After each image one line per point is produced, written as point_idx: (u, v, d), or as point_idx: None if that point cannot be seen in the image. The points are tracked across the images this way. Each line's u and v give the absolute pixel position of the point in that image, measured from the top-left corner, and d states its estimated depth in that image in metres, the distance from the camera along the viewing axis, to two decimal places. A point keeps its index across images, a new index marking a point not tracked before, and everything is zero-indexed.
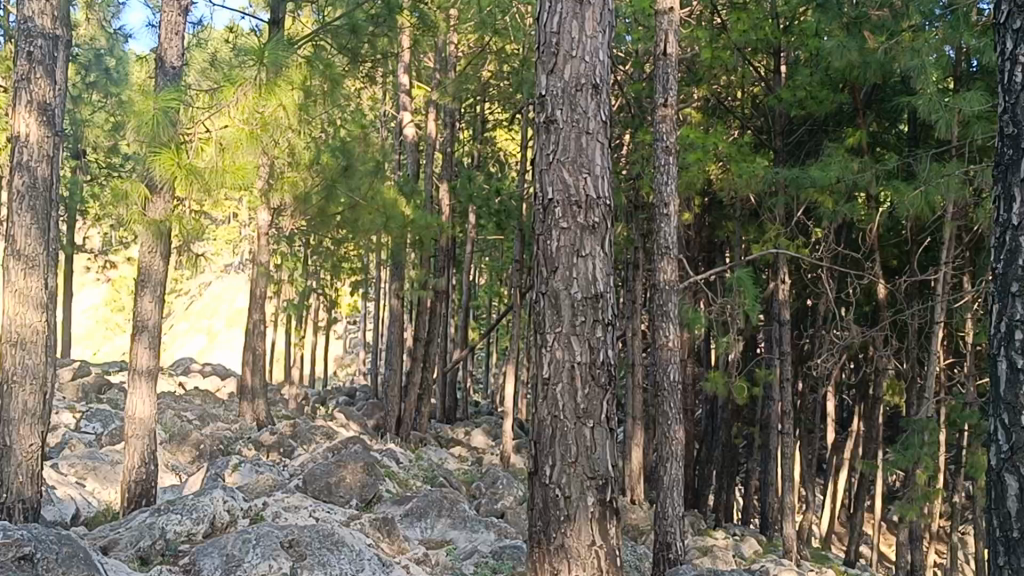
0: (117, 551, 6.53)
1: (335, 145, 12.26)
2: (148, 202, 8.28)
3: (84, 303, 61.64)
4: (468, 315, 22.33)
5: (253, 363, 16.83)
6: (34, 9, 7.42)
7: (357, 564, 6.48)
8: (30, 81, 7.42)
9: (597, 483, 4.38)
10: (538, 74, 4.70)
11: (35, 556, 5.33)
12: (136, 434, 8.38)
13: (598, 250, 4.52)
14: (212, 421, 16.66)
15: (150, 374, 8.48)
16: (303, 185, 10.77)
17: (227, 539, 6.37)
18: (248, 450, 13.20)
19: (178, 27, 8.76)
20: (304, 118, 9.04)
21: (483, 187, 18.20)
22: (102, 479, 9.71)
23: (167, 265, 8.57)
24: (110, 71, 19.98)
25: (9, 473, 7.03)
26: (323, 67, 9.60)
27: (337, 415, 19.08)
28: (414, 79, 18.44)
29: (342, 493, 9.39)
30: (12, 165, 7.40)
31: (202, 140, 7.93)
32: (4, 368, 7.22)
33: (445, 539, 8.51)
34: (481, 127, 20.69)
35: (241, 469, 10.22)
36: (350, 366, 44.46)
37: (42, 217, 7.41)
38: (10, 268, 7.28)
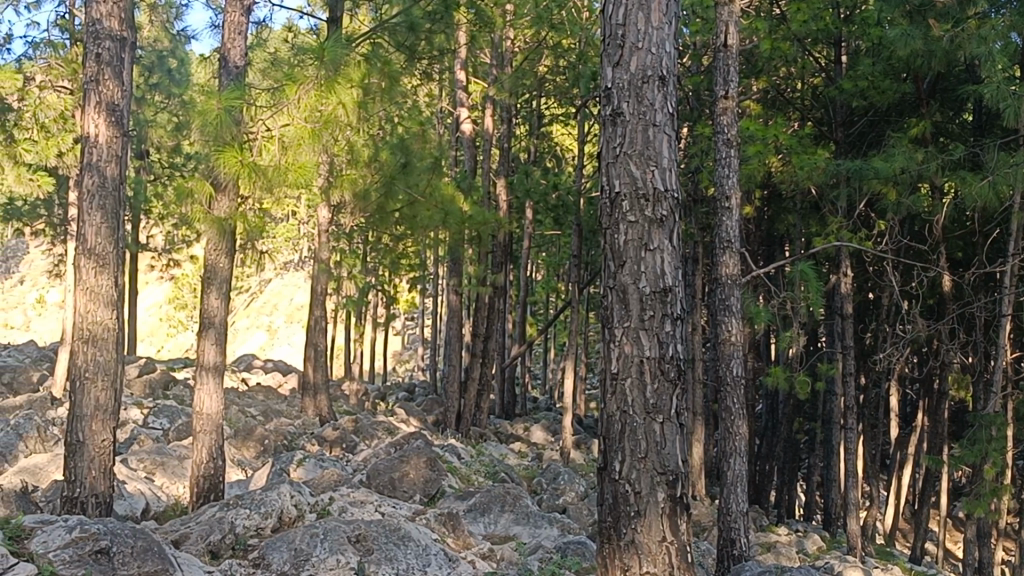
0: (188, 545, 6.63)
1: (393, 141, 12.31)
2: (212, 201, 8.38)
3: (149, 300, 62.69)
4: (526, 310, 22.35)
5: (315, 359, 16.99)
6: (103, 11, 7.54)
7: (423, 560, 6.53)
8: (99, 83, 7.53)
9: (667, 479, 4.34)
10: (604, 68, 4.69)
11: (111, 550, 5.52)
12: (204, 429, 8.46)
13: (667, 244, 4.48)
14: (275, 417, 16.83)
15: (216, 370, 8.56)
16: (363, 181, 10.86)
17: (296, 533, 6.42)
18: (311, 445, 13.35)
19: (241, 26, 8.86)
20: (364, 116, 9.07)
21: (541, 181, 18.19)
22: (171, 474, 9.85)
23: (233, 263, 8.68)
24: (172, 72, 20.26)
25: (82, 468, 7.17)
26: (382, 64, 9.62)
27: (398, 411, 19.21)
28: (471, 76, 18.46)
29: (405, 488, 9.43)
30: (81, 165, 7.54)
31: (265, 138, 8.03)
32: (76, 365, 7.33)
33: (509, 534, 8.50)
34: (538, 123, 20.68)
35: (306, 464, 10.35)
36: (408, 362, 44.80)
37: (112, 216, 7.53)
38: (81, 266, 7.40)
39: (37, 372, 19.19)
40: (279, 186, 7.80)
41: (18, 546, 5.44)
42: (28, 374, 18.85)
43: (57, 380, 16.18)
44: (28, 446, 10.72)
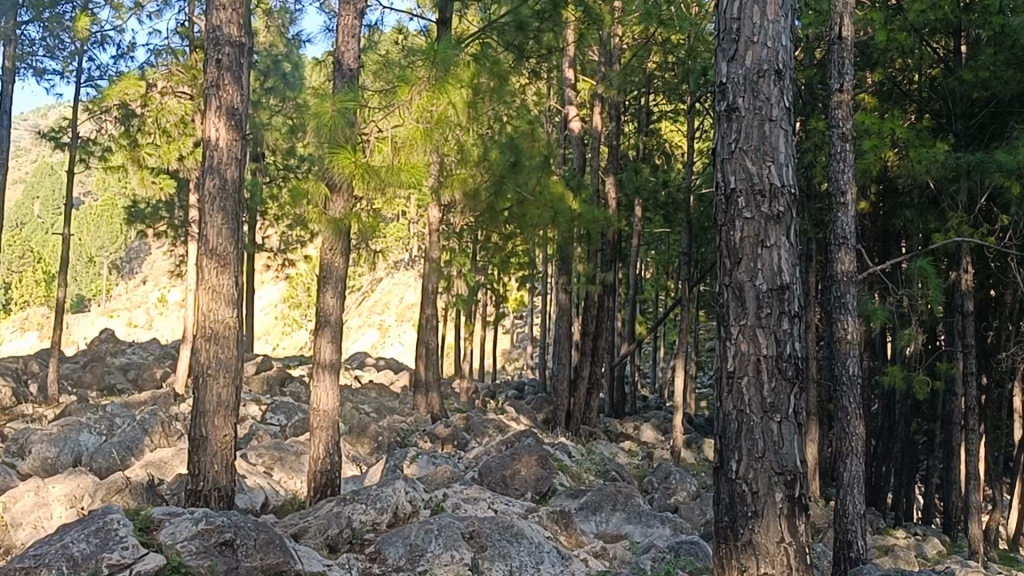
0: (307, 539, 6.77)
1: (503, 141, 12.35)
2: (328, 202, 8.54)
3: (265, 299, 64.19)
4: (634, 308, 22.25)
5: (426, 357, 17.20)
6: (222, 18, 7.72)
7: (536, 557, 6.54)
8: (219, 88, 7.72)
9: (785, 479, 4.27)
10: (718, 63, 4.64)
11: (235, 542, 5.66)
12: (321, 426, 8.62)
13: (784, 241, 4.42)
14: (388, 414, 17.07)
15: (332, 367, 8.72)
16: (474, 181, 10.95)
17: (411, 528, 6.52)
18: (424, 442, 13.51)
19: (355, 29, 9.02)
20: (474, 116, 9.11)
21: (651, 179, 18.07)
22: (289, 469, 10.06)
23: (348, 262, 8.84)
24: (287, 76, 20.69)
25: (206, 462, 7.38)
26: (491, 64, 9.66)
27: (509, 410, 19.32)
28: (580, 74, 18.44)
29: (517, 486, 9.47)
30: (203, 168, 7.76)
31: (377, 139, 8.15)
32: (200, 361, 7.54)
33: (621, 533, 8.46)
34: (646, 120, 20.55)
35: (419, 461, 10.47)
36: (518, 361, 45.05)
37: (232, 217, 7.73)
38: (204, 267, 7.61)
39: (160, 369, 19.85)
40: (392, 186, 7.91)
41: (148, 537, 5.64)
42: (152, 370, 19.51)
43: (178, 377, 16.70)
44: (154, 440, 11.10)
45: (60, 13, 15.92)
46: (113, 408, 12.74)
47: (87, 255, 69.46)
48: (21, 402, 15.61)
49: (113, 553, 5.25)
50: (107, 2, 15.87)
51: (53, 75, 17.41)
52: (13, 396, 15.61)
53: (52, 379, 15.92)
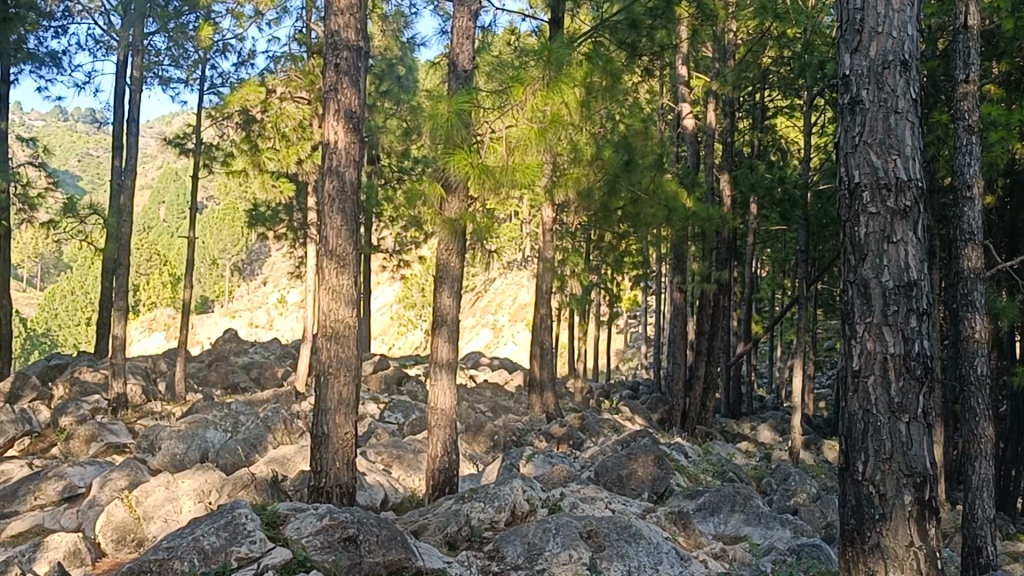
0: (427, 536, 6.88)
1: (616, 139, 12.30)
2: (443, 203, 8.63)
3: (381, 299, 65.16)
4: (750, 307, 21.93)
5: (541, 356, 17.23)
6: (341, 23, 7.85)
7: (655, 557, 6.47)
8: (338, 91, 7.87)
9: (915, 481, 4.15)
10: (842, 56, 4.55)
11: (358, 538, 5.76)
12: (439, 425, 8.71)
13: (911, 236, 4.29)
14: (502, 413, 17.18)
15: (450, 366, 8.81)
16: (586, 181, 10.92)
17: (529, 527, 6.56)
18: (539, 442, 13.54)
19: (469, 31, 9.08)
20: (587, 116, 9.08)
21: (766, 176, 17.78)
22: (407, 467, 10.18)
23: (463, 262, 8.91)
24: (401, 80, 20.96)
25: (327, 459, 7.53)
26: (605, 63, 9.59)
27: (623, 410, 19.24)
28: (693, 71, 18.23)
29: (634, 486, 9.41)
30: (323, 170, 7.89)
31: (493, 139, 8.22)
32: (321, 361, 7.70)
33: (739, 535, 8.31)
34: (761, 117, 20.23)
35: (535, 461, 10.52)
36: (632, 361, 44.92)
37: (351, 219, 7.84)
38: (324, 267, 7.75)
39: (282, 368, 20.32)
40: (508, 186, 7.98)
41: (275, 532, 5.83)
42: (274, 369, 19.99)
43: (299, 376, 17.08)
44: (276, 438, 11.38)
45: (183, 23, 16.37)
46: (237, 405, 13.09)
47: (210, 256, 71.51)
48: (151, 400, 16.15)
49: (241, 548, 5.47)
50: (228, 11, 16.30)
51: (178, 83, 17.95)
52: (143, 394, 16.15)
53: (179, 377, 16.45)
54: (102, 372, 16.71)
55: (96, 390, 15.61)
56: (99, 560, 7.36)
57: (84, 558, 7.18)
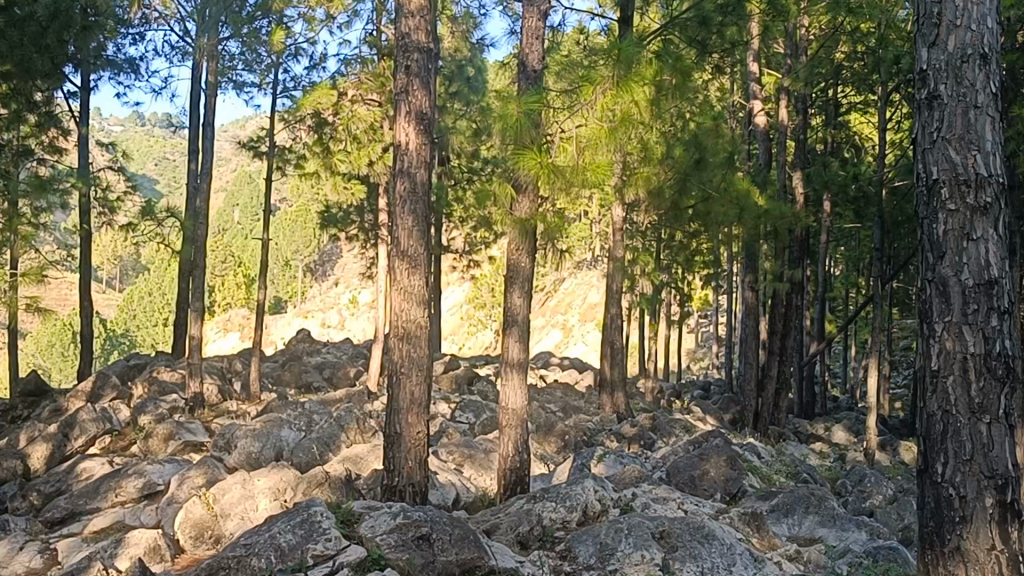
0: (499, 535, 6.90)
1: (688, 138, 12.19)
2: (513, 203, 8.65)
3: (451, 300, 65.46)
4: (824, 306, 21.64)
5: (612, 356, 17.16)
6: (411, 25, 7.87)
7: (728, 559, 6.38)
8: (409, 93, 7.92)
9: (996, 483, 4.06)
10: (918, 50, 4.48)
11: (431, 536, 5.79)
12: (510, 424, 8.72)
13: (992, 233, 4.20)
14: (573, 412, 17.16)
15: (521, 366, 8.80)
16: (656, 180, 10.86)
17: (601, 528, 6.56)
18: (610, 441, 13.50)
19: (539, 31, 9.08)
20: (657, 114, 9.02)
21: (840, 173, 17.51)
22: (479, 466, 10.21)
23: (534, 262, 8.91)
24: (472, 81, 21.01)
25: (400, 458, 7.59)
26: (675, 60, 9.45)
27: (695, 410, 19.11)
28: (765, 68, 18.01)
29: (706, 486, 9.34)
30: (395, 171, 7.96)
31: (564, 139, 8.21)
32: (394, 360, 7.76)
33: (814, 537, 8.19)
34: (834, 113, 19.92)
35: (606, 461, 10.50)
36: (703, 360, 44.64)
37: (423, 219, 7.89)
38: (396, 268, 7.80)
39: (354, 368, 20.51)
40: (577, 185, 7.95)
41: (350, 530, 5.90)
42: (346, 369, 20.18)
43: (371, 376, 17.23)
44: (349, 437, 11.48)
45: (256, 28, 16.59)
46: (311, 404, 13.24)
47: (283, 258, 72.47)
48: (227, 399, 16.41)
49: (317, 545, 5.53)
50: (301, 16, 16.49)
51: (251, 87, 18.21)
52: (219, 393, 16.42)
53: (254, 377, 16.68)
54: (179, 372, 17.00)
55: (174, 390, 15.91)
56: (178, 556, 7.52)
57: (163, 554, 7.30)
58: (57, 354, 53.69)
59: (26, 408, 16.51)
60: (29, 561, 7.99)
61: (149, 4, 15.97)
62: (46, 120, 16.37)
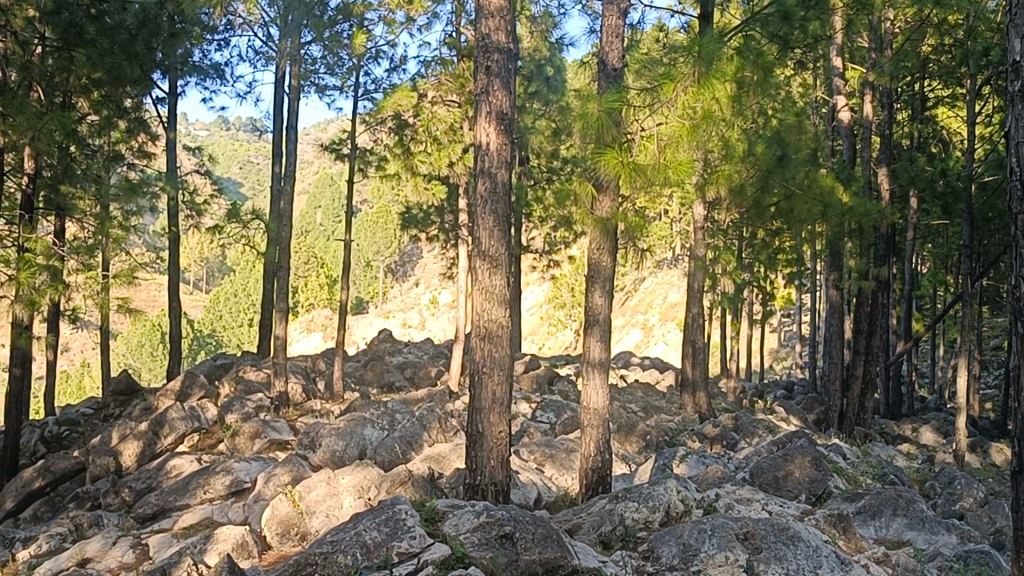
0: (581, 535, 6.90)
1: (770, 136, 12.04)
2: (594, 202, 8.64)
3: (530, 300, 65.53)
4: (911, 305, 21.20)
5: (693, 356, 17.01)
6: (491, 26, 7.92)
7: (815, 561, 6.24)
8: (489, 93, 7.94)
9: None
10: (1011, 41, 4.35)
11: (514, 535, 5.81)
12: (591, 424, 8.69)
13: None
14: (654, 412, 17.07)
15: (602, 365, 8.77)
16: (737, 177, 10.72)
17: (684, 528, 6.52)
18: (693, 442, 13.41)
19: (619, 29, 9.03)
20: (739, 110, 8.91)
21: (926, 169, 17.11)
22: (560, 466, 10.21)
23: (616, 261, 8.87)
24: (551, 80, 21.00)
25: (483, 457, 7.63)
26: (755, 56, 9.29)
27: (778, 410, 18.87)
28: (849, 63, 17.69)
29: (791, 488, 9.22)
30: (476, 171, 7.99)
31: (644, 137, 8.17)
32: (475, 360, 7.79)
33: (902, 540, 8.03)
34: (921, 108, 19.50)
35: (689, 461, 10.45)
36: (786, 360, 44.10)
37: (503, 219, 7.91)
38: (477, 268, 7.83)
39: (436, 368, 20.66)
40: (659, 184, 7.89)
41: (434, 528, 5.95)
42: (427, 369, 20.32)
43: (452, 376, 17.33)
44: (431, 436, 11.53)
45: (338, 32, 16.75)
46: (393, 404, 13.36)
47: (364, 259, 73.24)
48: (311, 398, 16.63)
49: (401, 543, 5.59)
50: (381, 19, 16.66)
51: (333, 90, 18.43)
52: (304, 392, 16.64)
53: (337, 377, 16.87)
54: (265, 371, 17.27)
55: (259, 389, 16.17)
56: (265, 552, 7.67)
57: (251, 551, 7.46)
58: (146, 354, 54.98)
59: (117, 407, 16.92)
60: (122, 556, 8.20)
61: (233, 10, 16.24)
62: (135, 125, 16.76)
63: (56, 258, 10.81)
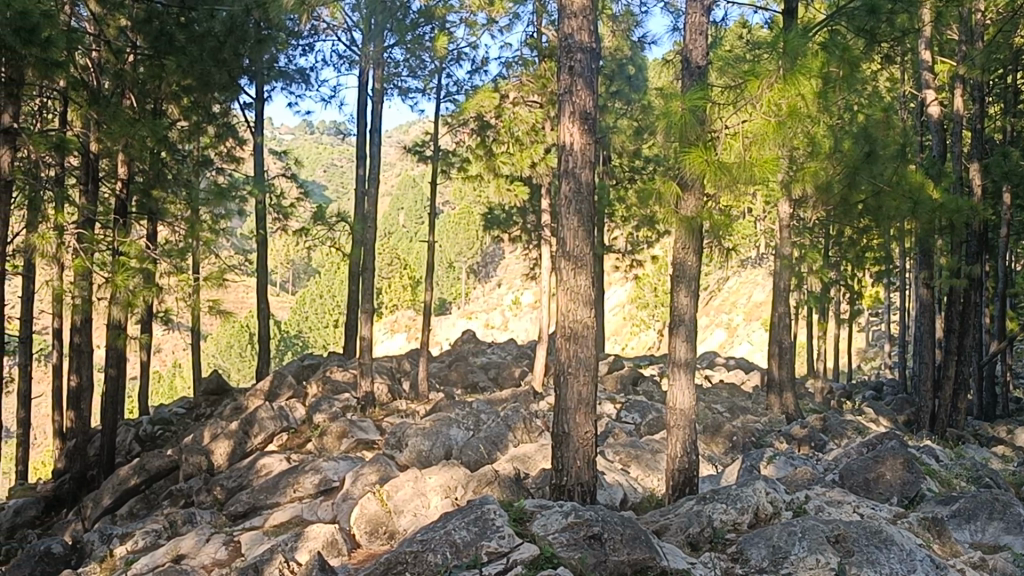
0: (668, 536, 6.88)
1: (856, 131, 11.83)
2: (679, 201, 8.62)
3: (613, 300, 65.27)
4: (1005, 303, 20.63)
5: (780, 355, 16.78)
6: (573, 25, 7.90)
7: (908, 565, 6.09)
8: (572, 93, 7.94)
9: None
10: None
11: (602, 536, 5.79)
12: (678, 425, 8.63)
13: None
14: (740, 413, 16.88)
15: (688, 366, 8.71)
16: (824, 175, 10.56)
17: (774, 530, 6.45)
18: (780, 443, 13.23)
19: (702, 26, 8.94)
20: (824, 107, 8.77)
21: (1021, 163, 16.64)
22: (646, 466, 10.16)
23: (702, 261, 8.80)
24: (632, 79, 20.89)
25: (569, 458, 7.63)
26: (842, 50, 8.99)
27: (867, 410, 18.54)
28: (939, 55, 17.28)
29: (882, 490, 9.05)
30: (560, 172, 8.00)
31: (729, 135, 8.12)
32: (561, 361, 7.79)
33: (998, 544, 7.81)
34: (1014, 101, 18.99)
35: (777, 462, 10.32)
36: (875, 360, 43.29)
37: (588, 219, 7.90)
38: (562, 269, 7.83)
39: (519, 368, 20.71)
40: (746, 182, 7.76)
41: (522, 528, 5.98)
42: (511, 370, 20.37)
43: (535, 376, 17.34)
44: (516, 436, 11.54)
45: (420, 35, 16.87)
46: (478, 404, 13.42)
47: (447, 260, 73.67)
48: (397, 398, 16.78)
49: (490, 542, 5.61)
50: (463, 21, 16.75)
51: (415, 93, 18.58)
52: (390, 392, 16.79)
53: (422, 377, 16.99)
54: (351, 372, 17.46)
55: (346, 389, 16.36)
56: (354, 550, 7.75)
57: (341, 549, 7.55)
58: (235, 355, 55.88)
59: (208, 406, 17.25)
60: (215, 552, 8.37)
61: (318, 15, 16.49)
62: (223, 130, 17.09)
63: (148, 260, 11.08)
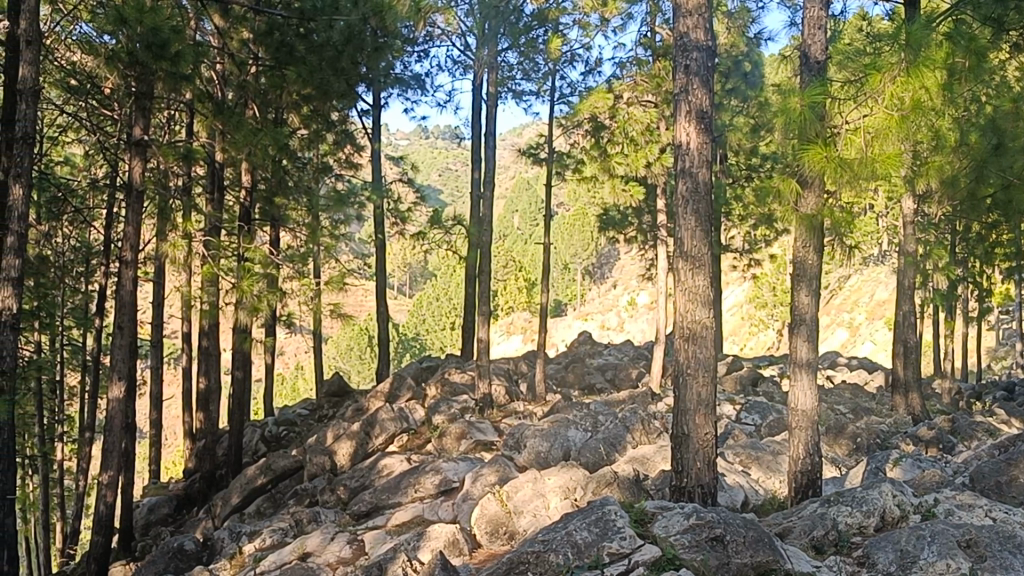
0: (792, 539, 6.84)
1: (983, 122, 11.46)
2: (798, 199, 8.50)
3: (731, 300, 64.41)
4: None
5: (905, 355, 16.35)
6: (689, 24, 7.86)
7: None
8: (688, 93, 7.88)
9: None
10: None
11: (725, 537, 5.73)
12: (800, 425, 8.49)
13: None
14: (864, 414, 16.50)
15: (810, 366, 8.55)
16: (949, 169, 10.26)
17: (902, 534, 6.29)
18: (907, 444, 12.89)
19: (821, 20, 8.79)
20: (949, 99, 8.49)
21: None
22: (767, 468, 10.01)
23: (823, 260, 8.64)
24: (748, 75, 20.61)
25: (688, 459, 7.55)
26: (968, 40, 8.72)
27: (999, 412, 17.90)
28: None
29: (1016, 494, 8.73)
30: (677, 171, 7.96)
31: (849, 131, 7.92)
32: (680, 361, 7.74)
33: None
34: None
35: (903, 464, 10.05)
36: (1007, 360, 41.75)
37: (706, 218, 7.84)
38: (680, 269, 7.79)
39: (637, 369, 20.61)
40: (868, 178, 7.61)
41: (643, 529, 5.98)
42: (628, 371, 20.30)
43: (653, 377, 17.24)
44: (635, 437, 11.50)
45: (533, 38, 16.94)
46: (596, 405, 13.41)
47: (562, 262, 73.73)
48: (514, 400, 16.88)
49: (612, 543, 5.62)
50: (576, 22, 16.75)
51: (529, 96, 18.67)
52: (508, 394, 16.89)
53: (539, 379, 17.06)
54: (469, 373, 17.61)
55: (464, 391, 16.51)
56: (475, 549, 7.85)
57: (462, 548, 7.63)
58: (356, 357, 56.94)
59: (331, 408, 17.63)
60: (340, 551, 8.54)
61: (433, 22, 16.73)
62: (341, 137, 17.44)
63: (272, 266, 11.28)
